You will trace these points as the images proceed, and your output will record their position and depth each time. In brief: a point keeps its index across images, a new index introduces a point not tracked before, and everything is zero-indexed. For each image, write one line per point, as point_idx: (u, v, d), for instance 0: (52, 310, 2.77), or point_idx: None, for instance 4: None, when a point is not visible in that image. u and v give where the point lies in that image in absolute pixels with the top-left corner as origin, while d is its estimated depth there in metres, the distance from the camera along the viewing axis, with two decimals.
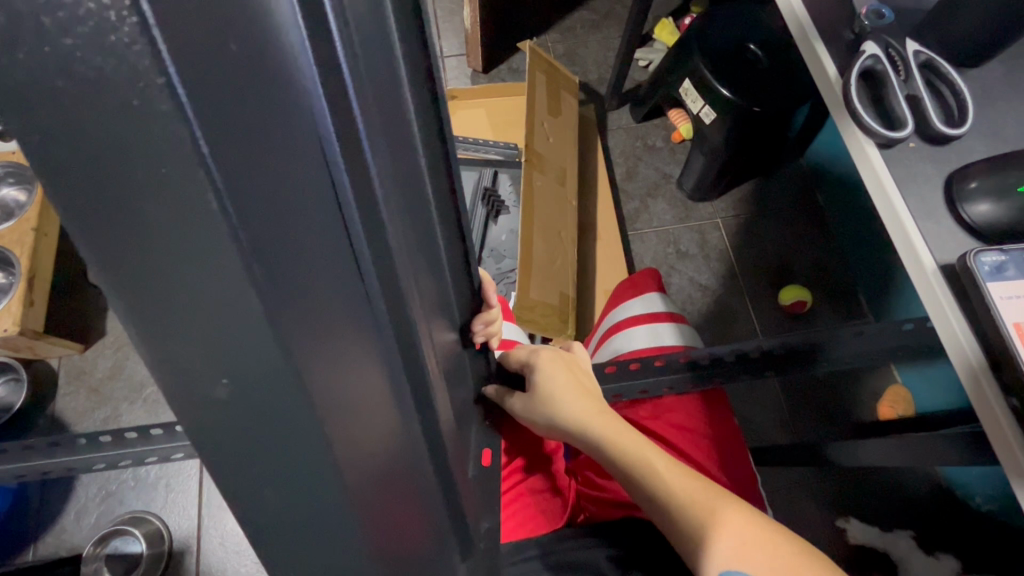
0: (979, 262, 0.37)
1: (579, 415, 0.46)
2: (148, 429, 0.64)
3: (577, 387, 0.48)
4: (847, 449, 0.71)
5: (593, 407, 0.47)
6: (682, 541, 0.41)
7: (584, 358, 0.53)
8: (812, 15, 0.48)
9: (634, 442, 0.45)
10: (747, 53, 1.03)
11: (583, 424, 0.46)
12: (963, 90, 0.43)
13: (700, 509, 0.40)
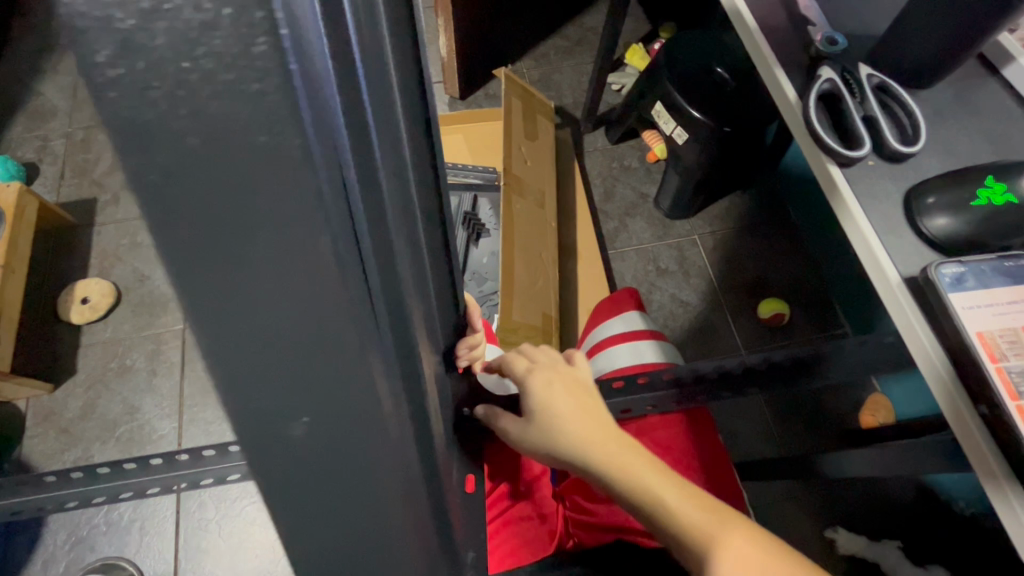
0: (941, 274, 0.38)
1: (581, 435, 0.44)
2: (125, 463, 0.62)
3: (577, 407, 0.46)
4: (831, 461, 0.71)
5: (593, 428, 0.44)
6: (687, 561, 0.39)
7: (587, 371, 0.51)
8: (771, 42, 0.50)
9: (638, 461, 0.42)
10: (716, 76, 1.06)
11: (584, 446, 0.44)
12: (915, 109, 0.45)
13: (704, 531, 0.38)
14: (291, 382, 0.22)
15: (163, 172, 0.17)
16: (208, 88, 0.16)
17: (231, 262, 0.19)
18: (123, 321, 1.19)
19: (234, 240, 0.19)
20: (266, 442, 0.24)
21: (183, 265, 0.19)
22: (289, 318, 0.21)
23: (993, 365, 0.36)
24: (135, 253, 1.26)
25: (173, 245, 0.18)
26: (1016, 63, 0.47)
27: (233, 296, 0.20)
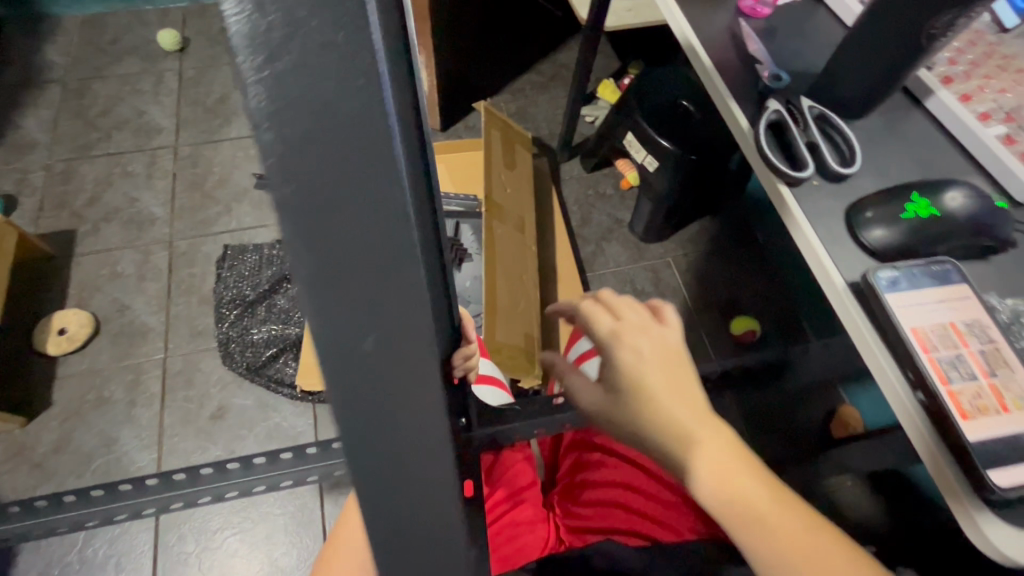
0: (878, 278, 0.42)
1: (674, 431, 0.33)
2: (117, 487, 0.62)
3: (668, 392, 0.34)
4: None
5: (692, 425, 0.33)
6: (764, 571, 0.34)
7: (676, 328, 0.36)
8: (725, 78, 0.56)
9: (743, 473, 0.33)
10: (681, 108, 1.12)
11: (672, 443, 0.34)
12: (850, 136, 0.51)
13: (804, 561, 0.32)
14: (379, 318, 0.19)
15: (262, 84, 0.16)
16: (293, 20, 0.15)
17: (326, 173, 0.17)
18: (101, 352, 1.18)
19: (329, 149, 0.17)
20: (359, 399, 0.21)
21: (292, 186, 0.17)
22: (380, 235, 0.18)
23: (926, 355, 0.39)
24: (115, 283, 1.26)
25: (279, 168, 0.17)
26: (936, 96, 0.52)
27: (332, 221, 0.18)
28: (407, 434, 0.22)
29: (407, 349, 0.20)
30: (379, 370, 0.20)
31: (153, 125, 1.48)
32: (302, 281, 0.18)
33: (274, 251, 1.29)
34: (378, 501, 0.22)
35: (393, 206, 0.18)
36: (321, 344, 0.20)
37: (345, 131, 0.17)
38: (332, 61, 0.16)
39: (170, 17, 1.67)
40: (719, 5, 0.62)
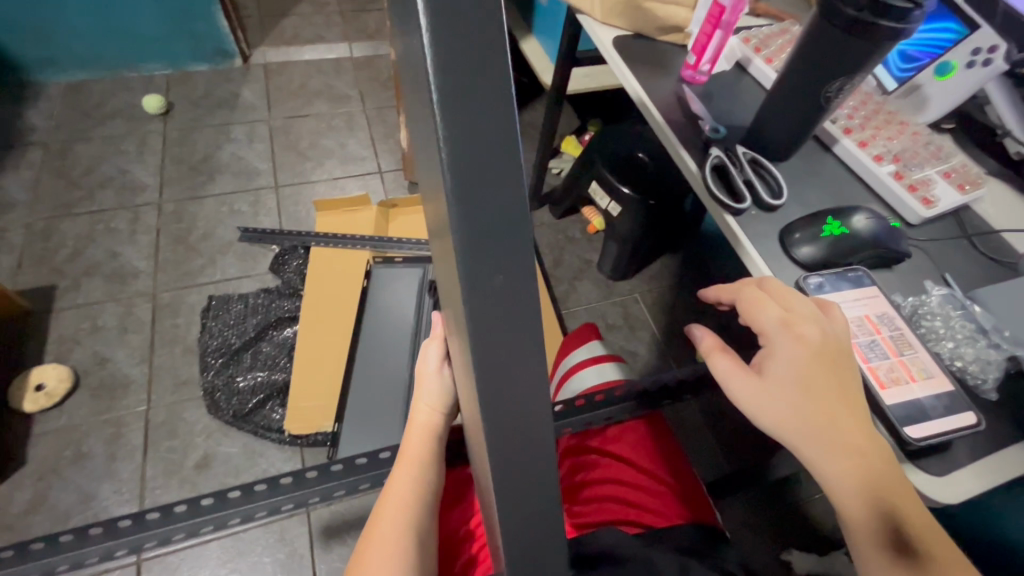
0: (807, 283, 0.53)
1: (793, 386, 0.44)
2: (85, 529, 0.56)
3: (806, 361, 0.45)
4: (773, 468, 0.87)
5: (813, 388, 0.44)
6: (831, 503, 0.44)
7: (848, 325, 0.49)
8: (674, 131, 0.68)
9: (849, 421, 0.42)
10: (638, 160, 1.28)
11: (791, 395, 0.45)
12: (777, 174, 0.63)
13: (880, 504, 0.40)
14: (505, 259, 0.23)
15: (435, 68, 0.21)
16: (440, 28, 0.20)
17: (474, 135, 0.21)
18: (80, 407, 1.16)
19: (476, 115, 0.21)
20: (489, 333, 0.24)
21: (451, 144, 0.21)
22: (509, 184, 0.22)
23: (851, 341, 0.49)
24: (96, 336, 1.26)
25: (442, 129, 0.21)
26: (840, 144, 0.66)
27: (476, 174, 0.22)
28: (526, 367, 0.24)
29: (526, 286, 0.23)
30: (504, 305, 0.23)
31: (137, 183, 1.53)
32: (454, 226, 0.22)
33: (259, 299, 1.32)
34: (500, 432, 0.25)
35: (515, 159, 0.22)
36: (465, 282, 0.23)
37: (484, 99, 0.21)
38: (480, 44, 0.21)
39: (152, 83, 1.75)
40: (666, 72, 0.75)
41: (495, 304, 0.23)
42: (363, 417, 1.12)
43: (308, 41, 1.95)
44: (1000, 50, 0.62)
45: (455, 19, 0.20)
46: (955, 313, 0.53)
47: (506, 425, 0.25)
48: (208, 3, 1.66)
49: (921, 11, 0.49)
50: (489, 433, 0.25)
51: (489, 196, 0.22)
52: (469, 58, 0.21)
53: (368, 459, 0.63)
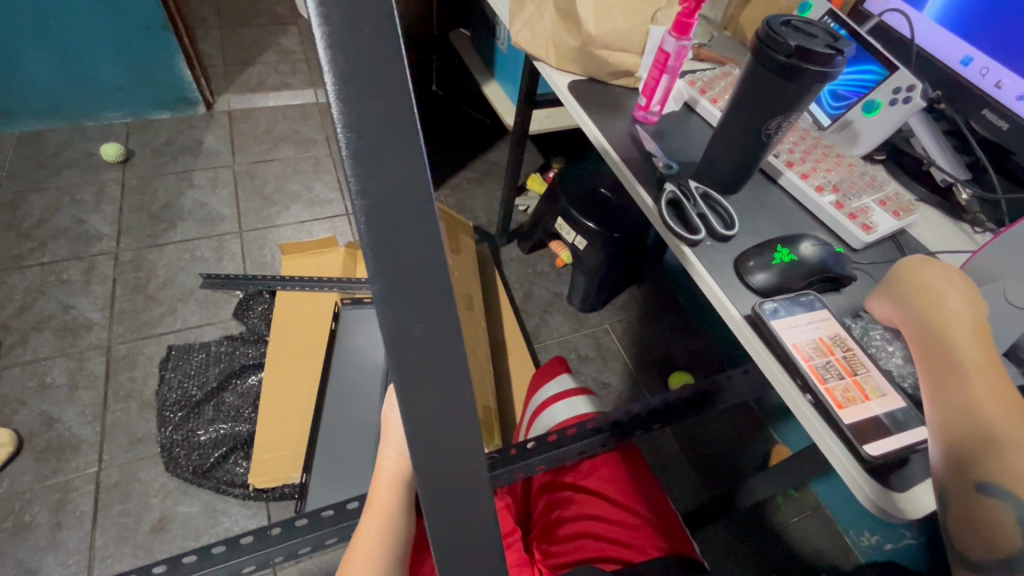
0: (763, 308, 0.55)
1: (977, 355, 0.43)
2: None
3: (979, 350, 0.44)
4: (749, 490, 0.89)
5: (990, 358, 0.43)
6: (977, 452, 0.38)
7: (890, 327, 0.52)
8: (629, 168, 0.71)
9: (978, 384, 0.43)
10: (601, 195, 1.32)
11: (969, 362, 0.43)
12: (728, 206, 0.66)
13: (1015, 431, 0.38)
14: (425, 308, 0.26)
15: (348, 146, 0.24)
16: (359, 115, 0.24)
17: (388, 200, 0.25)
18: (23, 472, 1.09)
19: (389, 184, 0.25)
20: (415, 376, 0.26)
21: (367, 209, 0.25)
22: (423, 240, 0.25)
23: (806, 364, 0.51)
24: (43, 395, 1.19)
25: (358, 196, 0.25)
26: (784, 176, 0.70)
27: (392, 234, 0.25)
28: (455, 405, 0.26)
29: (445, 331, 0.26)
30: (428, 349, 0.26)
31: (93, 232, 1.48)
32: (374, 280, 0.25)
33: (221, 347, 1.28)
34: (443, 472, 0.27)
35: (433, 221, 0.25)
36: (388, 332, 0.25)
37: (397, 170, 0.25)
38: (394, 128, 0.25)
39: (111, 131, 1.73)
40: (620, 113, 0.79)
41: (424, 344, 0.26)
42: (331, 465, 1.07)
43: (273, 88, 1.97)
44: (916, 89, 0.66)
45: (367, 104, 0.24)
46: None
47: (440, 464, 0.27)
48: (171, 54, 1.66)
49: (842, 57, 0.54)
50: (421, 476, 0.26)
51: (412, 248, 0.25)
52: (380, 137, 0.25)
53: (334, 511, 0.60)
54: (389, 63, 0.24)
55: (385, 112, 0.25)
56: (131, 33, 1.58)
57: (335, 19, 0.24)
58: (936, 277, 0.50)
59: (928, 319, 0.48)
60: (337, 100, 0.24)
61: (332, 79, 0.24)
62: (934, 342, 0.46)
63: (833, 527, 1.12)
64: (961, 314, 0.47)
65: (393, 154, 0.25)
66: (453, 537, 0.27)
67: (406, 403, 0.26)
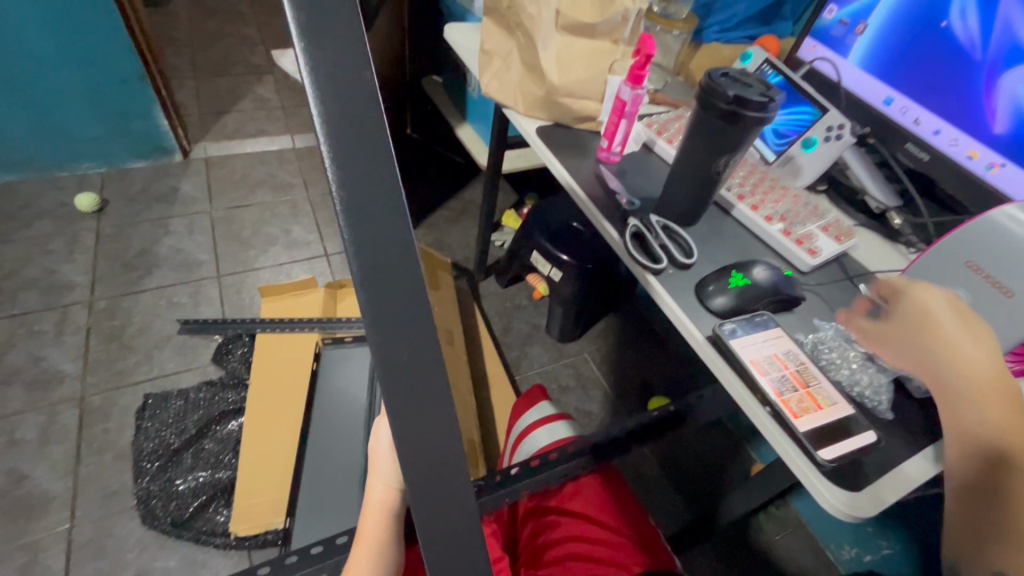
0: (723, 329, 0.60)
1: (996, 424, 0.46)
2: None
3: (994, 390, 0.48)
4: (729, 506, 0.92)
5: (1013, 425, 0.46)
6: (996, 540, 0.44)
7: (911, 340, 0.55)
8: (595, 204, 0.77)
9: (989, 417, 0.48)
10: (574, 229, 1.38)
11: (988, 432, 0.46)
12: (686, 237, 0.71)
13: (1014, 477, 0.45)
14: (410, 334, 0.29)
15: (340, 198, 0.29)
16: (347, 173, 0.29)
17: (377, 244, 0.29)
18: None
19: (377, 231, 0.29)
20: (403, 398, 0.29)
21: (360, 253, 0.29)
22: (405, 276, 0.29)
23: (763, 379, 0.56)
24: (12, 451, 1.15)
25: (348, 242, 0.28)
26: (736, 209, 0.76)
27: (381, 274, 0.29)
28: (440, 420, 0.30)
29: (429, 352, 0.30)
30: (413, 369, 0.30)
31: (66, 282, 1.47)
32: (366, 313, 0.29)
33: (200, 393, 1.27)
34: (429, 486, 0.30)
35: (414, 261, 0.29)
36: (380, 357, 0.29)
37: (383, 218, 0.29)
38: (378, 182, 0.29)
39: (86, 181, 1.74)
40: (585, 154, 0.85)
41: (409, 369, 0.29)
42: (314, 507, 1.06)
43: (250, 135, 2.01)
44: (846, 127, 0.75)
45: (356, 164, 0.29)
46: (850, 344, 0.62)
47: (427, 477, 0.30)
48: (149, 105, 1.70)
49: (774, 103, 0.60)
50: (411, 490, 0.29)
51: (398, 284, 0.29)
52: (366, 191, 0.29)
53: (322, 548, 0.61)
54: (372, 130, 0.29)
55: (369, 171, 0.29)
56: (109, 87, 1.61)
57: (328, 97, 0.28)
58: (947, 320, 0.52)
59: (944, 373, 0.50)
60: (329, 161, 0.28)
61: (325, 142, 0.28)
62: (955, 401, 0.49)
63: (814, 543, 1.15)
64: (975, 368, 0.49)
65: (378, 204, 0.29)
66: (440, 545, 0.29)
67: (395, 419, 0.29)
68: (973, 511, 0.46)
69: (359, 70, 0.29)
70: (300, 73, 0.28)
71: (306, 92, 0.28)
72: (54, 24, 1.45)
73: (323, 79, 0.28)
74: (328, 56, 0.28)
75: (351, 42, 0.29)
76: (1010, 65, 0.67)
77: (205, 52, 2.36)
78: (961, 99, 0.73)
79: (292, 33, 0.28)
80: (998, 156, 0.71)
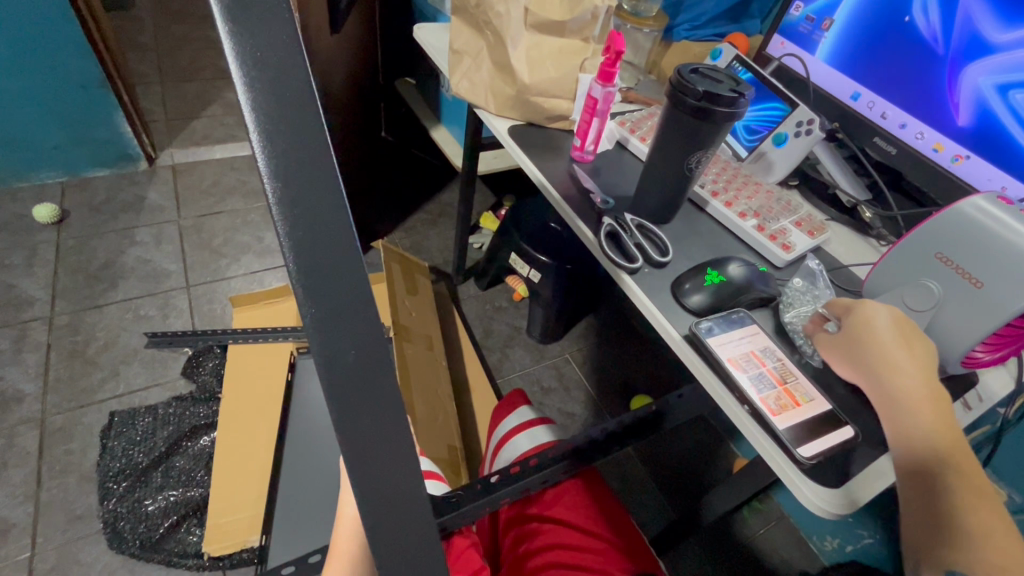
0: (700, 327, 0.59)
1: (945, 442, 0.46)
2: None
3: (929, 401, 0.49)
4: (716, 500, 0.92)
5: (951, 434, 0.47)
6: (946, 542, 0.43)
7: (853, 341, 0.55)
8: (568, 204, 0.76)
9: (930, 421, 0.47)
10: (551, 229, 1.36)
11: (936, 444, 0.46)
12: (660, 235, 0.71)
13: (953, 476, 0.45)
14: (354, 335, 0.28)
15: (276, 195, 0.27)
16: (283, 169, 0.27)
17: (314, 239, 0.27)
18: None
19: (315, 224, 0.27)
20: (353, 406, 0.28)
21: (297, 252, 0.27)
22: (350, 275, 0.28)
23: (740, 376, 0.55)
24: None
25: (286, 242, 0.27)
26: (710, 206, 0.76)
27: (323, 274, 0.27)
28: (393, 427, 0.29)
29: (378, 354, 0.28)
30: (358, 373, 0.28)
31: (24, 298, 1.40)
32: (307, 314, 0.27)
33: (169, 409, 1.22)
34: (384, 494, 0.28)
35: (358, 260, 0.28)
36: (326, 362, 0.27)
37: (321, 214, 0.27)
38: (318, 177, 0.27)
39: (45, 192, 1.67)
40: (557, 153, 0.84)
41: (360, 375, 0.28)
42: (292, 521, 1.03)
43: (219, 141, 1.96)
44: (816, 123, 0.75)
45: (290, 153, 0.27)
46: (818, 283, 0.66)
47: (380, 486, 0.28)
48: (111, 112, 1.64)
49: (744, 99, 0.60)
50: (363, 502, 0.28)
51: (342, 285, 0.27)
52: (304, 187, 0.27)
53: (295, 568, 0.59)
54: (308, 121, 0.27)
55: (307, 165, 0.27)
56: (67, 93, 1.55)
57: (257, 84, 0.26)
58: (890, 335, 0.53)
59: (891, 387, 0.50)
60: (263, 154, 0.26)
61: (257, 135, 0.26)
62: (902, 418, 0.48)
63: (798, 536, 1.16)
64: (916, 378, 0.50)
65: (317, 202, 0.27)
66: (398, 557, 0.28)
67: (342, 426, 0.28)
68: (920, 514, 0.45)
69: (294, 57, 0.27)
70: (227, 59, 0.26)
71: (233, 80, 0.26)
72: (5, 28, 1.38)
73: (254, 63, 0.26)
74: (258, 43, 0.26)
75: (280, 25, 0.27)
76: (971, 58, 0.68)
77: (170, 56, 2.29)
78: (924, 91, 0.74)
79: (215, 17, 0.26)
80: (963, 148, 0.72)
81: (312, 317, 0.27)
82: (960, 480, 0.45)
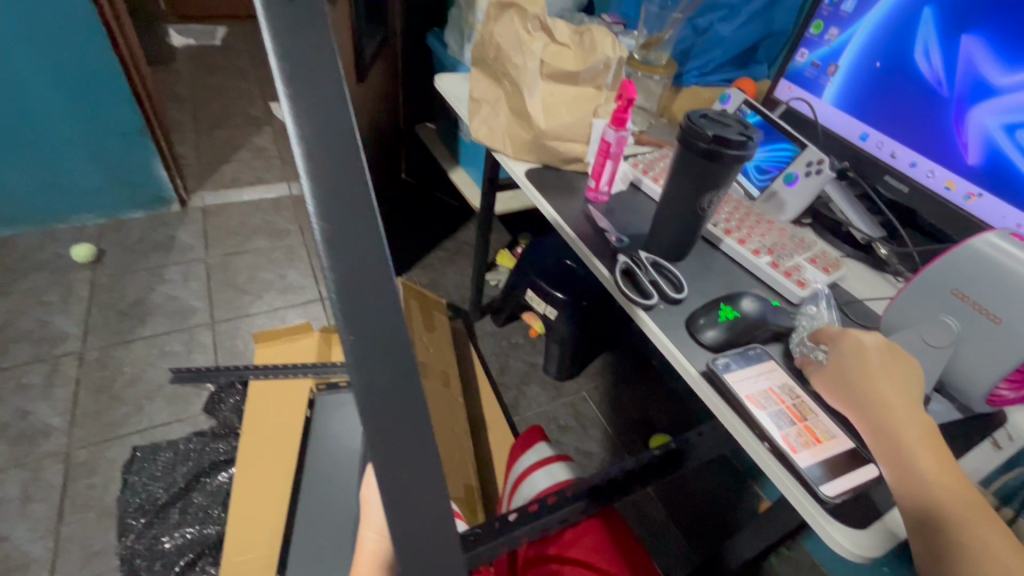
0: (717, 363, 0.59)
1: (940, 471, 0.46)
2: None
3: (919, 430, 0.49)
4: (743, 545, 0.89)
5: (945, 461, 0.47)
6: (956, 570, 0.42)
7: (841, 373, 0.55)
8: (585, 242, 0.78)
9: (923, 450, 0.47)
10: (567, 266, 1.38)
11: (931, 474, 0.46)
12: (676, 272, 0.72)
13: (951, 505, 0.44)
14: (388, 361, 0.29)
15: (321, 233, 0.29)
16: (328, 210, 0.29)
17: (352, 271, 0.29)
18: None
19: (353, 257, 0.29)
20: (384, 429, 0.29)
21: (337, 285, 0.29)
22: (385, 306, 0.29)
23: (758, 412, 0.55)
24: None
25: (328, 275, 0.29)
26: (724, 243, 0.78)
27: (361, 304, 0.29)
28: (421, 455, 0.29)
29: (408, 382, 0.30)
30: (389, 398, 0.29)
31: (58, 333, 1.46)
32: (345, 341, 0.29)
33: (190, 445, 1.24)
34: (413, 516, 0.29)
35: (392, 292, 0.30)
36: (361, 388, 0.29)
37: (359, 250, 0.29)
38: (358, 216, 0.30)
39: (84, 232, 1.75)
40: (573, 194, 0.87)
41: (392, 398, 0.29)
42: (307, 560, 1.02)
43: (247, 184, 2.05)
44: (825, 162, 0.77)
45: (335, 196, 0.29)
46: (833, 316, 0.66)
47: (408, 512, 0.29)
48: (150, 157, 1.74)
49: (753, 141, 0.62)
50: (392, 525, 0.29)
51: (377, 314, 0.29)
52: (346, 226, 0.29)
53: None
54: (351, 168, 0.30)
55: (350, 206, 0.30)
56: (112, 141, 1.66)
57: (309, 135, 0.29)
58: (877, 365, 0.54)
59: (882, 418, 0.50)
60: (311, 197, 0.29)
61: (306, 179, 0.29)
62: (895, 446, 0.48)
63: None
64: (906, 409, 0.50)
65: (358, 239, 0.29)
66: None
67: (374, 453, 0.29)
68: (923, 547, 0.44)
69: (338, 111, 0.30)
70: (283, 116, 0.29)
71: (287, 132, 0.29)
72: (62, 82, 1.50)
73: (306, 117, 0.29)
74: (309, 100, 0.29)
75: (328, 84, 0.30)
76: (976, 100, 0.70)
77: (205, 106, 2.43)
78: (931, 131, 0.76)
79: (275, 80, 0.29)
80: (975, 185, 0.72)
81: (349, 345, 0.29)
82: (958, 508, 0.44)
